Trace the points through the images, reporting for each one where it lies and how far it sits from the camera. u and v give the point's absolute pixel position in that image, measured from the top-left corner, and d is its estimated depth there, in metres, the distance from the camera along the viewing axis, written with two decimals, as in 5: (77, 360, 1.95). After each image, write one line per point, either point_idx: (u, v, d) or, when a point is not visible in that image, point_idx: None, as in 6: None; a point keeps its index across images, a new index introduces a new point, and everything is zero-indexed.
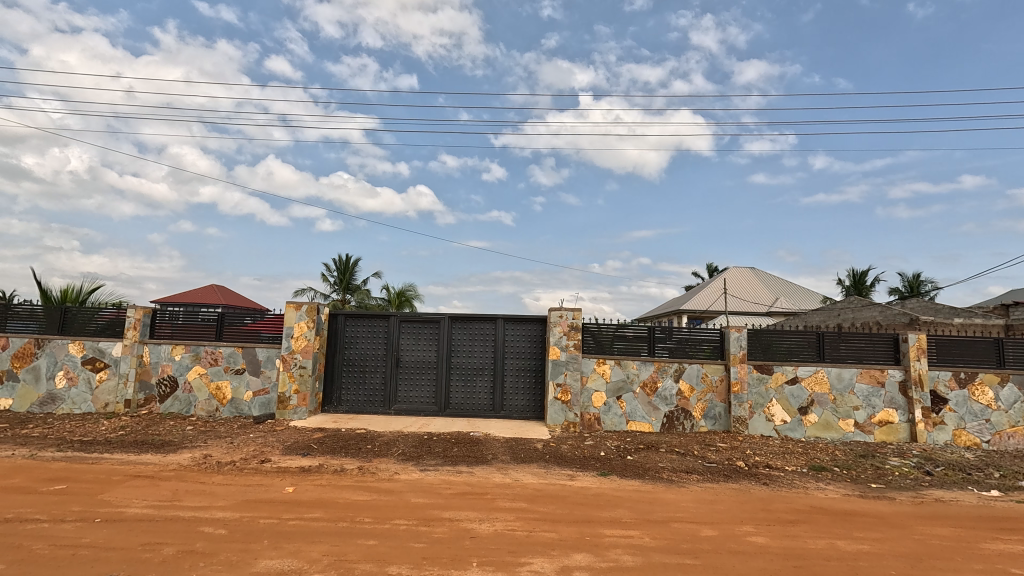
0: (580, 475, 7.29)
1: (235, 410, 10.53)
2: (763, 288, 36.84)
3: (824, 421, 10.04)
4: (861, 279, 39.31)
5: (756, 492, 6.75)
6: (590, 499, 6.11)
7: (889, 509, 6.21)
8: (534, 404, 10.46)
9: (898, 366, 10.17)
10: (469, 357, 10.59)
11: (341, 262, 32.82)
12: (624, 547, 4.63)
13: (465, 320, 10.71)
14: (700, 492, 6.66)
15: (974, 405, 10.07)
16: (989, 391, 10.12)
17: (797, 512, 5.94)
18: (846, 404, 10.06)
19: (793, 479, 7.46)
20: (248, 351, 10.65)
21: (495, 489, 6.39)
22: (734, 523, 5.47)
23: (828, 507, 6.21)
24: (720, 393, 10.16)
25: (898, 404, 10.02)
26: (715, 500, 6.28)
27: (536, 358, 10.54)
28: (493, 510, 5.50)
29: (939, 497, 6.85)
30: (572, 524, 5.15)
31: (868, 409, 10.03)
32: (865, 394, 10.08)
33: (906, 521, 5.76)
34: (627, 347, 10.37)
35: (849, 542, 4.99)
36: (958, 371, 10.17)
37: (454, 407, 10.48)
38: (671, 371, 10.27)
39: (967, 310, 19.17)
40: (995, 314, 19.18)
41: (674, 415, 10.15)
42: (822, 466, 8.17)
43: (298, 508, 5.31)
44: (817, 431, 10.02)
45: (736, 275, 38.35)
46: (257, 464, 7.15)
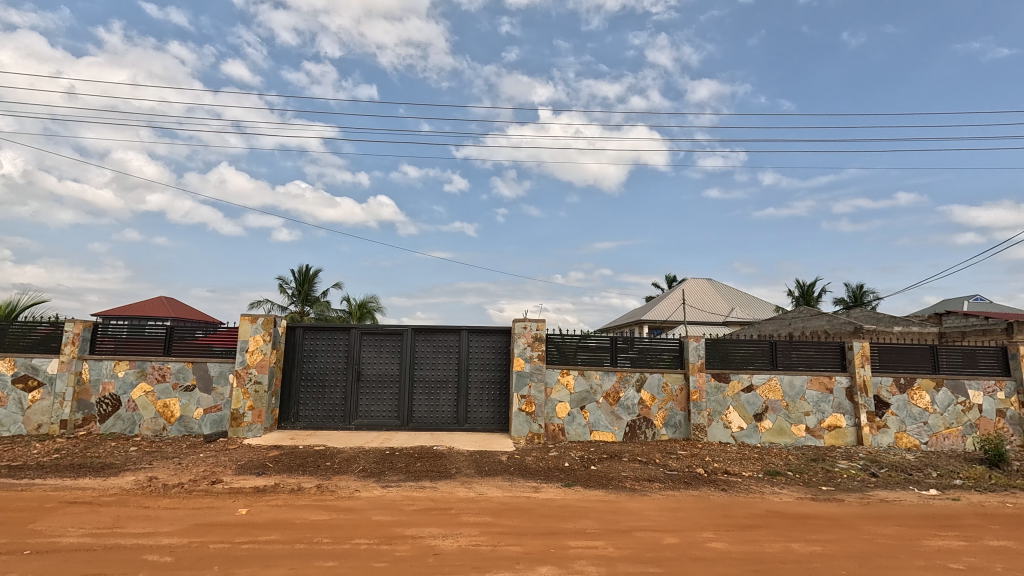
0: (544, 486, 7.28)
1: (184, 428, 10.00)
2: (720, 299, 38.13)
3: (778, 427, 10.41)
4: (809, 289, 41.26)
5: (715, 498, 6.92)
6: (555, 511, 6.11)
7: (839, 510, 6.49)
8: (498, 416, 10.42)
9: (844, 373, 10.68)
10: (432, 369, 10.45)
11: (301, 271, 31.95)
12: (588, 558, 4.65)
13: (428, 331, 10.58)
14: (662, 500, 6.77)
15: (913, 409, 10.68)
16: (926, 395, 10.76)
17: (755, 516, 6.12)
18: (798, 409, 10.48)
19: (750, 485, 7.69)
20: (199, 366, 10.16)
21: (459, 503, 6.30)
22: (695, 530, 5.58)
23: (782, 511, 6.44)
24: (680, 402, 10.41)
25: (846, 409, 10.52)
26: (677, 507, 6.41)
27: (501, 370, 10.51)
28: (458, 526, 5.42)
29: (883, 497, 7.22)
30: (537, 537, 5.13)
31: (818, 415, 10.48)
32: (815, 400, 10.53)
33: (855, 521, 6.02)
34: (591, 357, 10.49)
35: (803, 544, 5.18)
36: (899, 377, 10.77)
37: (417, 420, 10.30)
38: (633, 380, 10.44)
39: (905, 318, 20.46)
40: (930, 322, 20.46)
41: (636, 424, 10.31)
42: (776, 471, 8.46)
43: (252, 530, 5.06)
44: (772, 436, 10.37)
45: (693, 286, 39.52)
46: (208, 485, 6.79)
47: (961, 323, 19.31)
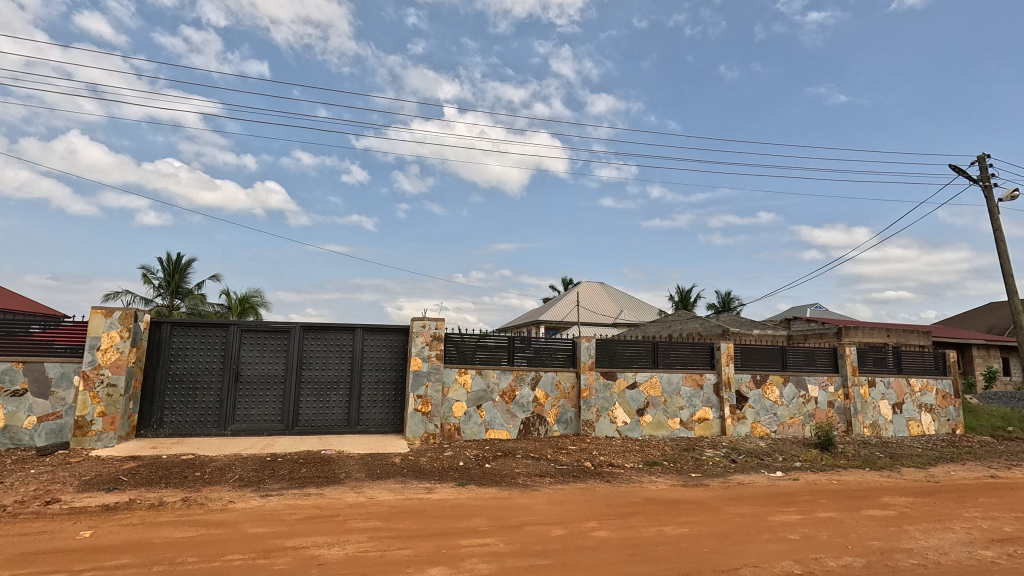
0: (438, 487, 7.22)
1: (10, 440, 8.42)
2: (611, 302, 40.58)
3: (657, 420, 11.33)
4: (687, 295, 45.40)
5: (600, 490, 7.35)
6: (448, 511, 6.08)
7: (704, 494, 7.23)
8: (392, 417, 10.14)
9: (713, 370, 11.91)
10: (322, 369, 9.88)
11: (171, 260, 28.52)
12: (479, 555, 4.69)
13: (319, 329, 10.00)
14: (551, 494, 7.05)
15: (766, 402, 12.21)
16: (776, 389, 12.36)
17: (633, 504, 6.60)
18: (674, 404, 11.49)
19: (631, 475, 8.28)
20: (32, 367, 8.63)
21: (347, 509, 6.02)
22: (580, 520, 5.87)
23: (657, 497, 7.02)
24: (571, 399, 10.91)
25: (713, 403, 11.73)
26: (565, 500, 6.71)
27: (397, 370, 10.25)
28: (345, 533, 5.18)
29: (740, 481, 8.18)
30: (428, 539, 5.08)
31: (690, 408, 11.57)
32: (688, 395, 11.61)
33: (717, 503, 6.75)
34: (489, 357, 10.61)
35: (673, 527, 5.69)
36: (756, 373, 12.25)
37: (304, 424, 9.67)
38: (528, 379, 10.73)
39: (762, 322, 23.30)
40: (781, 326, 23.48)
41: (530, 421, 10.61)
42: (654, 461, 9.20)
43: (97, 555, 4.41)
44: (651, 429, 11.25)
45: (587, 289, 41.64)
46: (40, 506, 5.79)
47: (805, 327, 22.43)
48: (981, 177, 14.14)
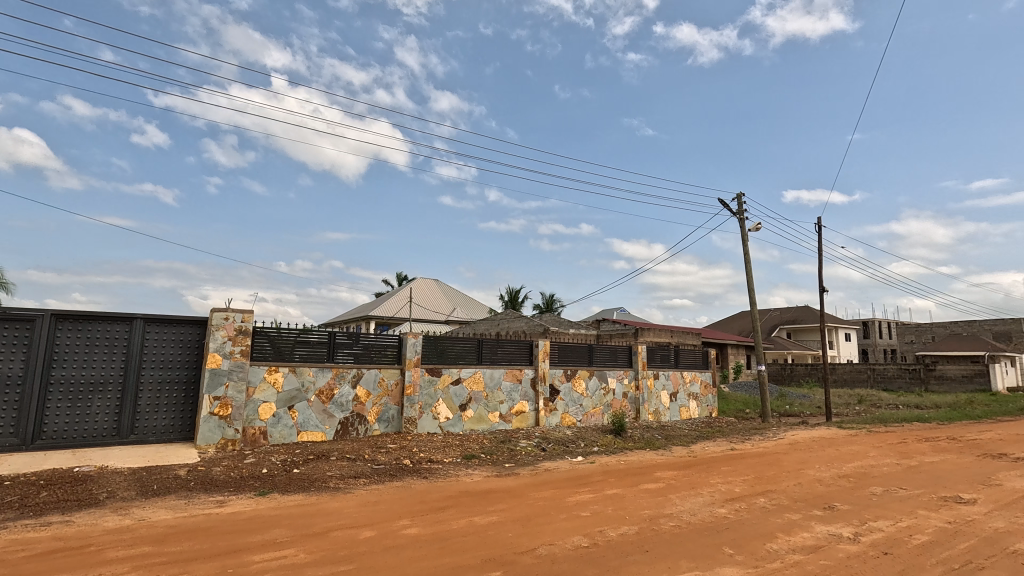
0: (232, 499, 6.42)
1: None
2: (444, 299, 40.98)
3: (478, 415, 11.75)
4: (516, 295, 48.16)
5: (416, 486, 7.34)
6: (241, 525, 5.44)
7: (514, 482, 7.72)
8: (180, 423, 8.75)
9: (531, 366, 12.80)
10: (83, 368, 8.03)
11: None
12: (273, 570, 4.28)
13: (81, 319, 8.13)
14: (364, 495, 6.81)
15: (574, 394, 13.55)
16: (583, 382, 13.81)
17: (447, 498, 6.73)
18: (495, 398, 12.05)
19: (448, 469, 8.45)
20: None
21: (105, 537, 4.98)
22: (392, 520, 5.77)
23: (471, 489, 7.28)
24: (395, 396, 10.70)
25: (529, 396, 12.61)
26: (378, 500, 6.54)
27: (189, 368, 8.87)
28: (96, 566, 4.27)
29: (547, 467, 8.94)
30: (212, 559, 4.47)
31: (509, 402, 12.26)
32: (508, 390, 12.28)
33: (524, 490, 7.26)
34: (309, 353, 9.84)
35: (482, 516, 5.95)
36: (567, 368, 13.51)
37: (50, 437, 7.74)
38: (349, 377, 10.20)
39: (578, 323, 25.85)
40: (592, 326, 26.33)
41: (349, 421, 10.10)
42: (472, 454, 9.53)
43: None
44: (472, 424, 11.63)
45: (422, 285, 41.40)
46: None
47: (611, 328, 25.51)
48: (739, 210, 17.71)
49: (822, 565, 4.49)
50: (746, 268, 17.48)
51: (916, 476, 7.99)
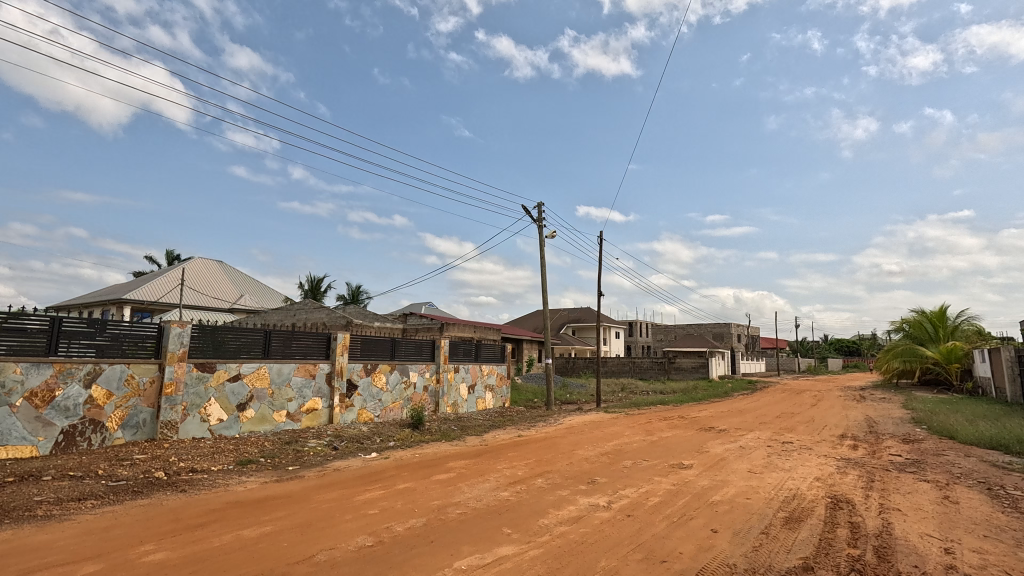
0: None
1: None
2: (229, 284, 35.77)
3: (260, 415, 10.48)
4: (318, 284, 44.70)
5: (169, 502, 6.17)
6: None
7: (297, 486, 7.08)
8: None
9: (327, 360, 11.95)
10: None
11: None
12: None
13: None
14: (91, 521, 5.45)
15: (373, 389, 13.10)
16: (384, 377, 13.46)
17: (210, 512, 5.82)
18: (281, 396, 10.90)
19: (216, 479, 7.33)
20: None
21: None
22: (129, 547, 4.73)
23: (243, 499, 6.43)
24: (148, 397, 8.88)
25: (323, 393, 11.76)
26: (111, 525, 5.30)
27: None
28: None
29: (336, 467, 8.43)
30: None
31: (299, 399, 11.22)
32: (298, 386, 11.24)
33: (307, 493, 6.70)
34: (20, 344, 7.48)
35: (252, 528, 5.29)
36: (367, 363, 13.01)
37: None
38: (81, 374, 8.03)
39: (383, 316, 25.16)
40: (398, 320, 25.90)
41: (77, 429, 7.95)
42: (249, 459, 8.45)
43: None
44: (252, 425, 10.31)
45: (200, 266, 35.43)
46: None
47: (417, 322, 25.46)
48: (539, 218, 19.40)
49: (581, 533, 5.14)
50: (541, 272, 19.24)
51: (655, 450, 9.79)
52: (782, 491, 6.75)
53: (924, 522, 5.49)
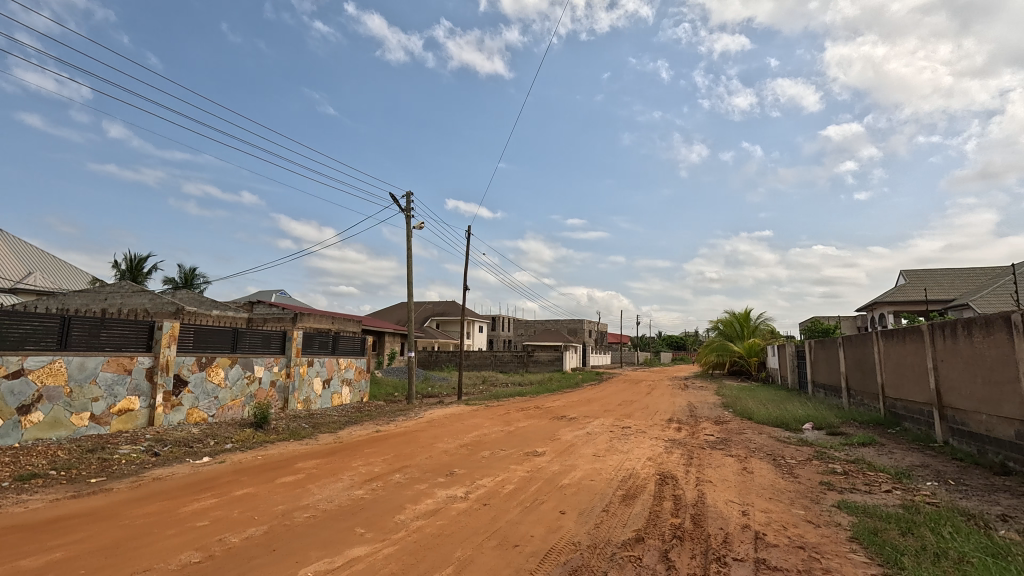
0: None
1: None
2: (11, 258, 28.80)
3: (52, 418, 8.55)
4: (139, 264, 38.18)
5: None
6: None
7: (102, 502, 5.95)
8: None
9: (148, 353, 10.25)
10: None
11: None
12: None
13: None
14: None
15: (208, 385, 11.57)
16: (221, 371, 11.99)
17: None
18: (83, 395, 9.06)
19: None
20: None
21: None
22: None
23: (22, 522, 5.20)
24: None
25: (142, 391, 10.07)
26: None
27: None
28: None
29: (156, 475, 7.28)
30: None
31: (108, 399, 9.43)
32: (108, 383, 9.44)
33: (115, 509, 5.67)
34: None
35: (36, 557, 4.31)
36: (201, 356, 11.46)
37: None
38: None
39: (224, 303, 22.40)
40: (242, 308, 23.27)
41: None
42: (32, 474, 6.87)
43: None
44: (39, 432, 8.36)
45: None
46: None
47: (266, 311, 23.13)
48: (407, 207, 18.87)
49: (438, 525, 5.13)
50: (407, 263, 18.77)
51: (512, 439, 10.17)
52: (621, 472, 7.47)
53: (728, 490, 6.52)
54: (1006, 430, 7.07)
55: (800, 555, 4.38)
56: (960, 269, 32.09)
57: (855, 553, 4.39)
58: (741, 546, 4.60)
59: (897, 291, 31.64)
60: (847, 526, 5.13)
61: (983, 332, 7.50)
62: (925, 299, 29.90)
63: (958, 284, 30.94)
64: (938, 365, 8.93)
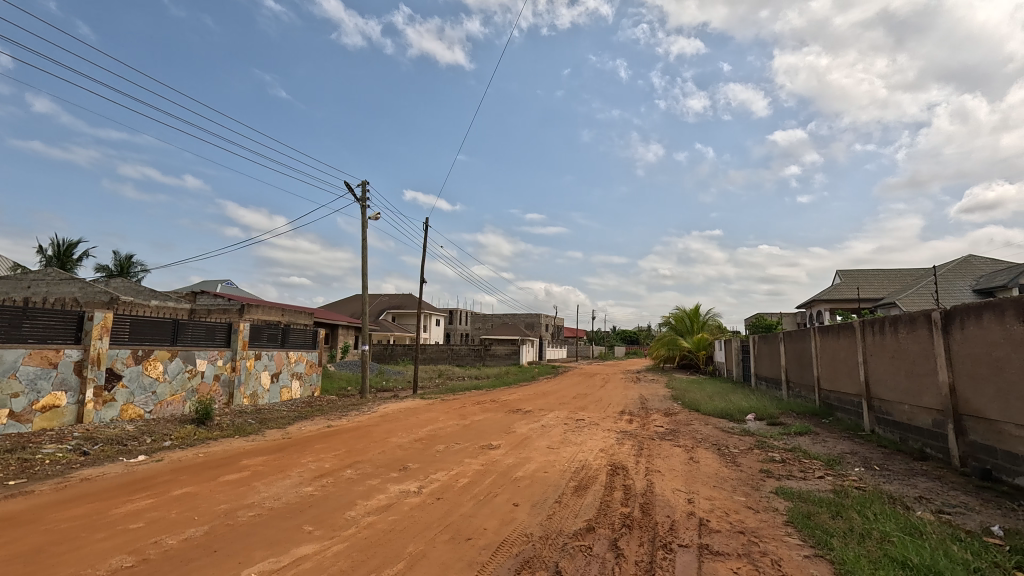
0: None
1: None
2: None
3: None
4: (69, 251, 35.54)
5: None
6: None
7: (22, 505, 5.52)
8: None
9: (77, 345, 9.57)
10: None
11: None
12: None
13: None
14: None
15: (145, 379, 10.92)
16: (160, 365, 11.36)
17: None
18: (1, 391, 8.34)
19: None
20: None
21: None
22: None
23: None
24: None
25: (69, 386, 9.39)
26: None
27: None
28: None
29: (86, 476, 6.82)
30: None
31: (31, 395, 8.72)
32: (30, 378, 8.73)
33: (38, 513, 5.28)
34: None
35: None
36: (137, 349, 10.81)
37: None
38: None
39: (164, 293, 21.15)
40: (185, 299, 22.05)
41: None
42: None
43: None
44: None
45: None
46: None
47: (210, 302, 22.01)
48: (362, 197, 18.38)
49: (390, 521, 5.06)
50: (362, 254, 18.32)
51: (467, 433, 10.15)
52: (574, 463, 7.60)
53: (675, 480, 6.76)
54: (925, 419, 7.66)
55: (740, 539, 4.59)
56: (889, 269, 34.45)
57: (790, 536, 4.65)
58: (686, 532, 4.78)
59: (833, 290, 33.68)
60: (784, 511, 5.42)
61: (907, 328, 8.08)
62: (858, 297, 31.93)
63: (887, 284, 33.22)
64: (868, 359, 9.56)
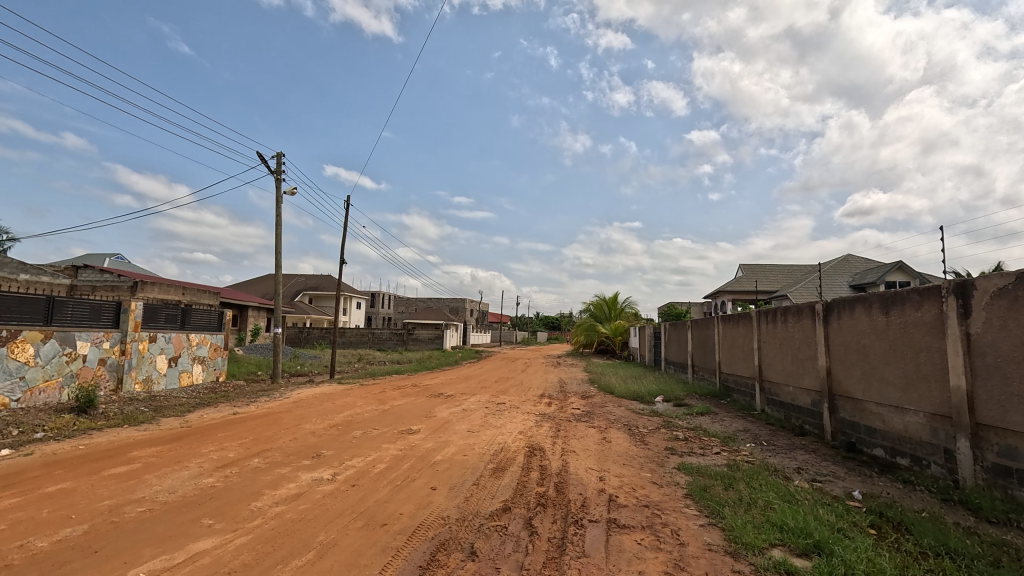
0: None
1: None
2: None
3: None
4: None
5: None
6: None
7: None
8: None
9: None
10: None
11: None
12: None
13: None
14: None
15: (10, 363, 9.57)
16: (30, 348, 10.02)
17: None
18: None
19: None
20: None
21: None
22: None
23: None
24: None
25: None
26: None
27: None
28: None
29: None
30: None
31: None
32: None
33: None
34: None
35: None
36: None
37: None
38: None
39: (36, 267, 18.60)
40: (64, 273, 19.54)
41: None
42: None
43: None
44: None
45: None
46: None
47: (95, 278, 19.67)
48: (276, 169, 17.20)
49: (299, 510, 4.85)
50: (276, 231, 17.21)
51: (385, 418, 9.96)
52: (492, 446, 7.73)
53: (588, 458, 7.09)
54: (805, 399, 8.58)
55: (645, 512, 4.91)
56: (782, 265, 38.03)
57: (687, 508, 5.06)
58: (596, 508, 5.03)
59: (735, 282, 36.67)
60: (683, 484, 5.88)
61: (795, 318, 8.97)
62: (756, 288, 34.94)
63: (780, 278, 36.61)
64: (761, 345, 10.52)
